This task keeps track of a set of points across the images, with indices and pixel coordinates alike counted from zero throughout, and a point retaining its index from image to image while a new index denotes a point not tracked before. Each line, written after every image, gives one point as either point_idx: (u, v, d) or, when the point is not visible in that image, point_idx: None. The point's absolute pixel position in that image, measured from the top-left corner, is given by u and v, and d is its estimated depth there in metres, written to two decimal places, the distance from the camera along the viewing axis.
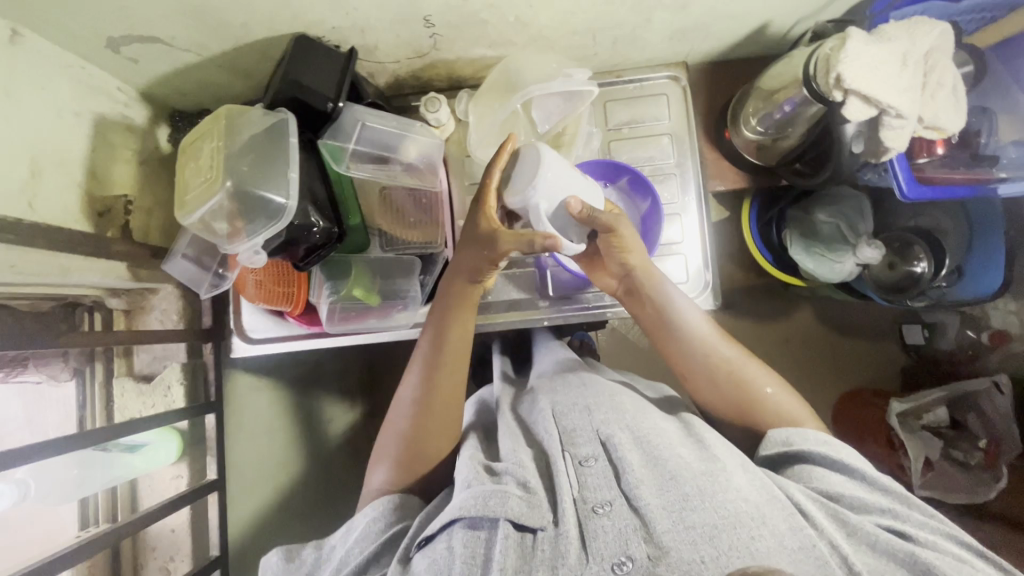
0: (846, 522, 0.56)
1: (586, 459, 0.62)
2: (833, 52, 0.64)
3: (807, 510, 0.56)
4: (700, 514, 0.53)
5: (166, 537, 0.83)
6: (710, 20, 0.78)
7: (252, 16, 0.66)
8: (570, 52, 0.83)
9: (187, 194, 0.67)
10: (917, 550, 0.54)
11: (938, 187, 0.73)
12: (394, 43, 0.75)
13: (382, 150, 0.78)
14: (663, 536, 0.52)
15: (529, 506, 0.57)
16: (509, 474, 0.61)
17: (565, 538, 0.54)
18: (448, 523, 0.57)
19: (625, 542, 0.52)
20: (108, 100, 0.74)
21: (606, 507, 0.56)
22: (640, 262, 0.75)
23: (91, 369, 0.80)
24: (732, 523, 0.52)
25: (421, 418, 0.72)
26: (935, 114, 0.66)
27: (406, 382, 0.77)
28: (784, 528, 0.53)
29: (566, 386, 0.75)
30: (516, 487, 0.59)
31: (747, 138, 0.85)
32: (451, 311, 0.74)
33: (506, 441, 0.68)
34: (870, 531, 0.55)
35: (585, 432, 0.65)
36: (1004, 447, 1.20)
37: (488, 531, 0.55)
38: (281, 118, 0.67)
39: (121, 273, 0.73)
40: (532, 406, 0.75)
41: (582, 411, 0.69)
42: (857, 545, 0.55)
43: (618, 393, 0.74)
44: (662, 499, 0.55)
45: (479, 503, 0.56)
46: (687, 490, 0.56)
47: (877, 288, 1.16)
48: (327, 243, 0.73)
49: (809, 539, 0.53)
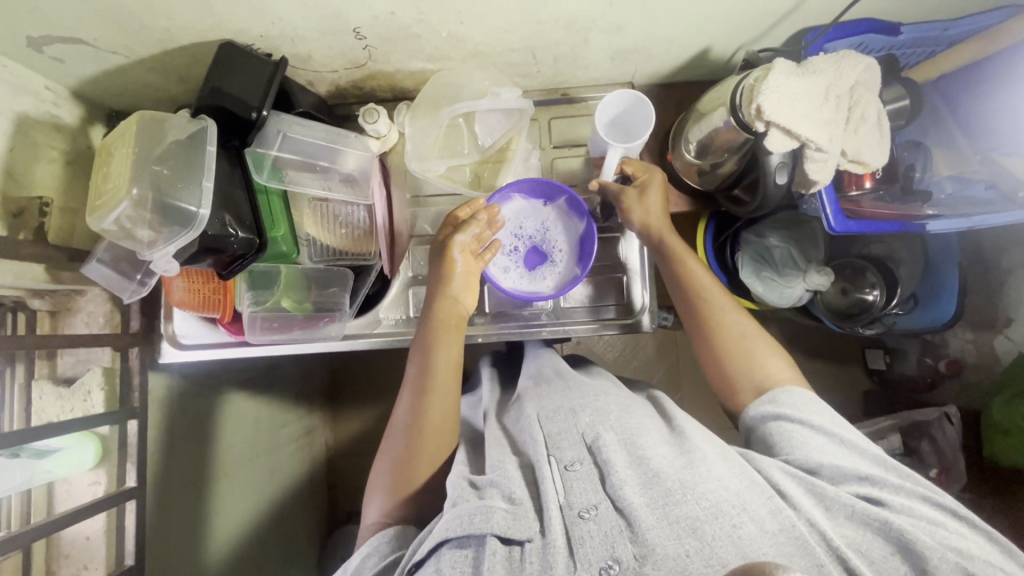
0: (824, 495, 0.57)
1: (572, 464, 0.61)
2: (756, 83, 0.63)
3: (783, 488, 0.57)
4: (686, 507, 0.54)
5: (80, 544, 0.80)
6: (650, 43, 0.78)
7: (173, 21, 0.65)
8: (512, 68, 0.83)
9: (98, 200, 0.65)
10: (889, 517, 0.54)
11: (866, 222, 0.73)
12: (327, 53, 0.75)
13: (310, 159, 0.78)
14: (648, 534, 0.52)
15: (515, 519, 0.56)
16: (495, 487, 0.60)
17: (552, 547, 0.53)
18: (435, 546, 0.56)
19: (612, 545, 0.53)
20: (32, 100, 0.73)
21: (591, 511, 0.56)
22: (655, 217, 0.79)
23: (11, 370, 0.77)
24: (714, 514, 0.53)
25: (411, 445, 0.71)
26: (857, 148, 0.67)
27: (397, 409, 0.75)
28: (764, 513, 0.54)
29: (550, 391, 0.75)
30: (501, 501, 0.58)
31: (687, 161, 0.85)
32: (434, 334, 0.76)
33: (493, 452, 0.67)
34: (846, 502, 0.56)
35: (570, 437, 0.65)
36: (952, 476, 1.19)
37: (475, 549, 0.55)
38: (202, 125, 0.67)
39: (37, 275, 0.71)
40: (517, 416, 0.73)
41: (566, 415, 0.68)
42: (835, 518, 0.56)
43: (605, 392, 0.74)
44: (645, 497, 0.56)
45: (465, 521, 0.55)
46: (670, 485, 0.56)
47: (828, 311, 1.15)
48: (247, 252, 0.71)
49: (789, 519, 0.53)
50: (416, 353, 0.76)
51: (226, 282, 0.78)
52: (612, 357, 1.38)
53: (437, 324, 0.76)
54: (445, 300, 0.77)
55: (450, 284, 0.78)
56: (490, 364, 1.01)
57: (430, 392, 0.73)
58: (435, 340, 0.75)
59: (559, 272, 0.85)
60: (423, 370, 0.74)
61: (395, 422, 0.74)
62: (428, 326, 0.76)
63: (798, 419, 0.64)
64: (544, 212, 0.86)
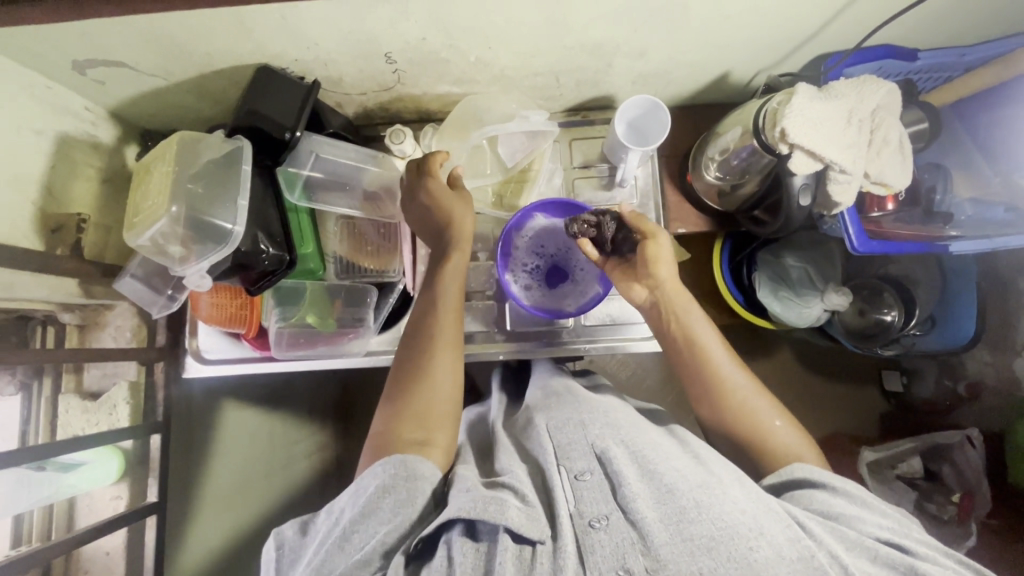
0: (846, 536, 0.56)
1: (582, 474, 0.62)
2: (780, 107, 0.65)
3: (803, 521, 0.56)
4: (700, 525, 0.52)
5: (99, 561, 0.80)
6: (671, 67, 0.80)
7: (215, 46, 0.67)
8: (536, 91, 0.85)
9: (135, 217, 0.67)
10: (915, 563, 0.53)
11: (888, 243, 0.73)
12: (357, 76, 0.77)
13: (339, 177, 0.81)
14: (661, 549, 0.51)
15: (529, 519, 0.56)
16: (510, 487, 0.62)
17: (563, 552, 0.54)
18: (446, 527, 0.57)
19: (623, 555, 0.52)
20: (73, 120, 0.75)
21: (603, 521, 0.55)
22: (670, 276, 0.76)
23: (38, 384, 0.78)
24: (729, 535, 0.51)
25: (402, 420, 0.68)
26: (881, 170, 0.67)
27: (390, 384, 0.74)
28: (782, 539, 0.52)
29: (559, 404, 0.75)
30: (515, 501, 0.58)
31: (708, 183, 0.86)
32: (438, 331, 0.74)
33: (502, 457, 0.70)
34: (869, 545, 0.55)
35: (579, 447, 0.65)
36: (977, 501, 1.18)
37: (488, 543, 0.55)
38: (237, 145, 0.69)
39: (71, 289, 0.73)
40: (529, 425, 0.74)
41: (575, 427, 0.69)
42: (856, 558, 0.55)
43: (611, 410, 0.74)
44: (658, 512, 0.55)
45: (479, 507, 0.56)
46: (684, 503, 0.55)
47: (847, 333, 1.14)
48: (277, 268, 0.72)
49: (809, 550, 0.51)
50: (417, 315, 0.76)
51: (253, 297, 0.79)
52: (626, 375, 1.37)
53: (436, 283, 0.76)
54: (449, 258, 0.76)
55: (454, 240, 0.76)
56: (502, 375, 1.00)
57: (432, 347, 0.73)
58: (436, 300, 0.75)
59: (580, 290, 0.87)
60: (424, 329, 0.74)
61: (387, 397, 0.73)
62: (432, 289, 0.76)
63: (819, 483, 0.63)
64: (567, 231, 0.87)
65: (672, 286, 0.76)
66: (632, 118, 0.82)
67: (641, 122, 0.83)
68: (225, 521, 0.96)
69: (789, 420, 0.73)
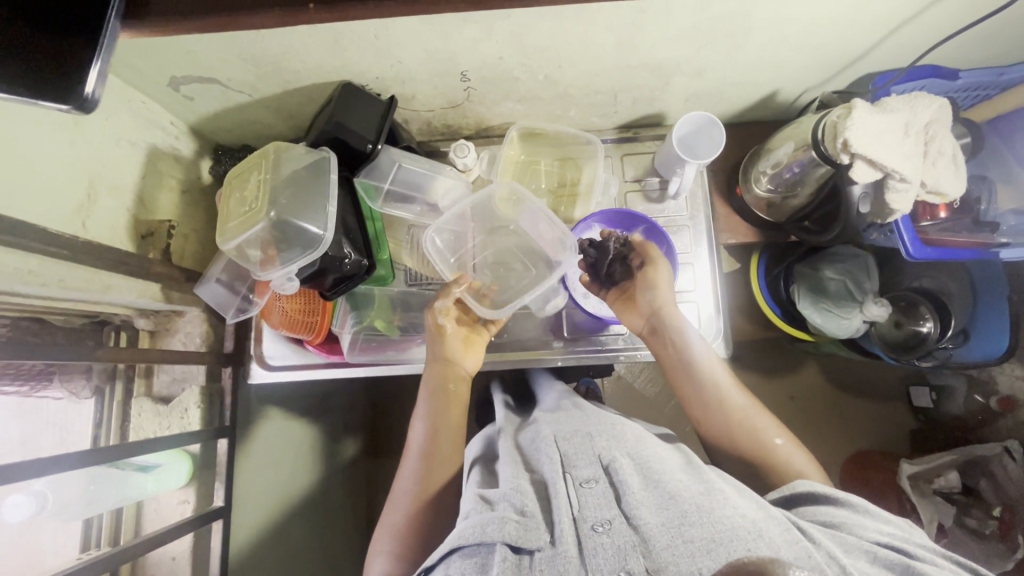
0: (844, 540, 0.53)
1: (587, 481, 0.58)
2: (839, 120, 0.69)
3: (802, 526, 0.53)
4: (699, 529, 0.49)
5: (166, 565, 0.81)
6: (724, 86, 0.84)
7: (306, 64, 0.72)
8: (593, 108, 0.89)
9: (228, 223, 0.71)
10: (911, 563, 0.50)
11: (943, 250, 0.78)
12: (430, 93, 0.81)
13: (414, 189, 0.85)
14: (661, 554, 0.48)
15: (526, 529, 0.52)
16: (506, 500, 0.57)
17: (563, 557, 0.50)
18: (446, 553, 0.53)
19: (623, 557, 0.49)
20: (161, 133, 0.79)
21: (604, 525, 0.52)
22: (668, 299, 0.78)
23: (110, 388, 0.81)
24: (728, 537, 0.48)
25: (416, 500, 0.69)
26: (936, 179, 0.73)
27: (402, 474, 0.74)
28: (780, 540, 0.49)
29: (567, 417, 0.73)
30: (512, 512, 0.54)
31: (758, 196, 0.90)
32: (439, 398, 0.77)
33: (506, 468, 0.64)
34: (868, 547, 0.52)
35: (585, 456, 0.62)
36: (1019, 515, 1.14)
37: (484, 556, 0.51)
38: (323, 156, 0.72)
39: (155, 293, 0.75)
40: (534, 435, 0.71)
41: (583, 438, 0.66)
42: (855, 560, 0.51)
43: (620, 424, 0.72)
44: (660, 517, 0.52)
45: (477, 530, 0.52)
46: (686, 508, 0.52)
47: (885, 345, 1.15)
48: (355, 274, 0.76)
49: (807, 550, 0.49)
50: (421, 419, 0.76)
51: (326, 303, 0.83)
52: (654, 391, 1.35)
53: (438, 389, 0.78)
54: (452, 366, 0.80)
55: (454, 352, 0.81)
56: (501, 389, 1.00)
57: (437, 457, 0.72)
58: (440, 404, 0.76)
59: None
60: (429, 436, 0.74)
61: (399, 486, 0.72)
62: (434, 391, 0.78)
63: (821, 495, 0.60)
64: None
65: (671, 307, 0.78)
66: (682, 133, 0.84)
67: (689, 135, 0.84)
68: (276, 531, 0.95)
69: (790, 438, 0.72)
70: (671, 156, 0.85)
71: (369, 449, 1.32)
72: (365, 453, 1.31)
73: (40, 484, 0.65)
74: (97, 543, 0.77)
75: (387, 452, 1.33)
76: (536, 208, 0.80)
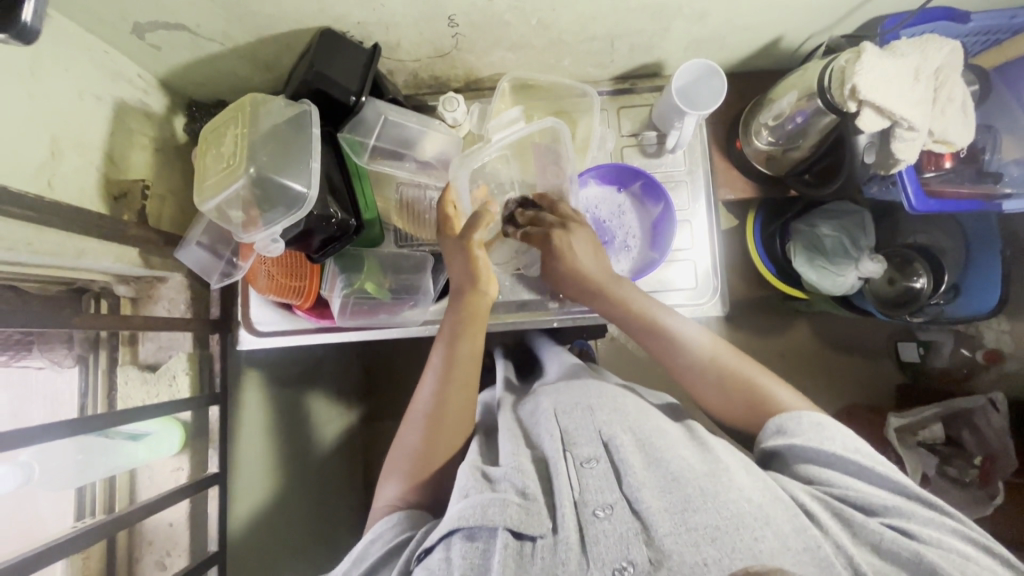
0: (849, 521, 0.53)
1: (588, 460, 0.58)
2: (848, 64, 0.66)
3: (811, 509, 0.53)
4: (705, 515, 0.50)
5: (163, 530, 0.81)
6: (725, 32, 0.80)
7: (281, 8, 0.67)
8: (589, 57, 0.85)
9: (205, 181, 0.67)
10: (920, 549, 0.49)
11: (947, 202, 0.78)
12: (416, 40, 0.76)
13: (400, 145, 0.80)
14: (664, 540, 0.49)
15: (529, 514, 0.53)
16: (507, 480, 0.57)
17: (564, 545, 0.50)
18: (446, 534, 0.53)
19: (626, 547, 0.49)
20: (128, 87, 0.74)
21: (606, 510, 0.52)
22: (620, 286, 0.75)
23: (95, 356, 0.79)
24: (734, 526, 0.49)
25: (432, 428, 0.69)
26: (945, 128, 0.71)
27: (419, 393, 0.73)
28: (788, 530, 0.50)
29: (568, 388, 0.72)
30: (514, 494, 0.55)
31: (759, 148, 0.88)
32: (462, 325, 0.73)
33: (505, 445, 0.64)
34: (874, 529, 0.51)
35: (586, 433, 0.62)
36: (1000, 463, 1.17)
37: (486, 542, 0.51)
38: (303, 109, 0.68)
39: (133, 258, 0.72)
40: (533, 409, 0.70)
41: (583, 411, 0.65)
42: (859, 545, 0.51)
43: (620, 394, 0.71)
44: (664, 501, 0.52)
45: (477, 511, 0.52)
46: (690, 492, 0.53)
47: (877, 302, 1.13)
48: (343, 234, 0.73)
49: (814, 540, 0.49)
50: (441, 341, 0.74)
51: (314, 265, 0.80)
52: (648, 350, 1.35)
53: (463, 317, 0.73)
54: (475, 294, 0.74)
55: (478, 278, 0.74)
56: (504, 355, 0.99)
57: (455, 381, 0.71)
58: (462, 330, 0.73)
59: (633, 257, 0.87)
60: (447, 360, 0.72)
61: (415, 404, 0.73)
62: (455, 316, 0.74)
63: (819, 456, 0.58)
64: (620, 198, 0.89)
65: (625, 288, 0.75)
66: (678, 81, 0.79)
67: (684, 82, 0.79)
68: (272, 496, 0.95)
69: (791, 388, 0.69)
70: (669, 107, 0.80)
71: (367, 412, 1.32)
72: (363, 416, 1.31)
73: (26, 454, 0.64)
74: (92, 511, 0.76)
75: (384, 415, 1.33)
76: (558, 155, 0.77)
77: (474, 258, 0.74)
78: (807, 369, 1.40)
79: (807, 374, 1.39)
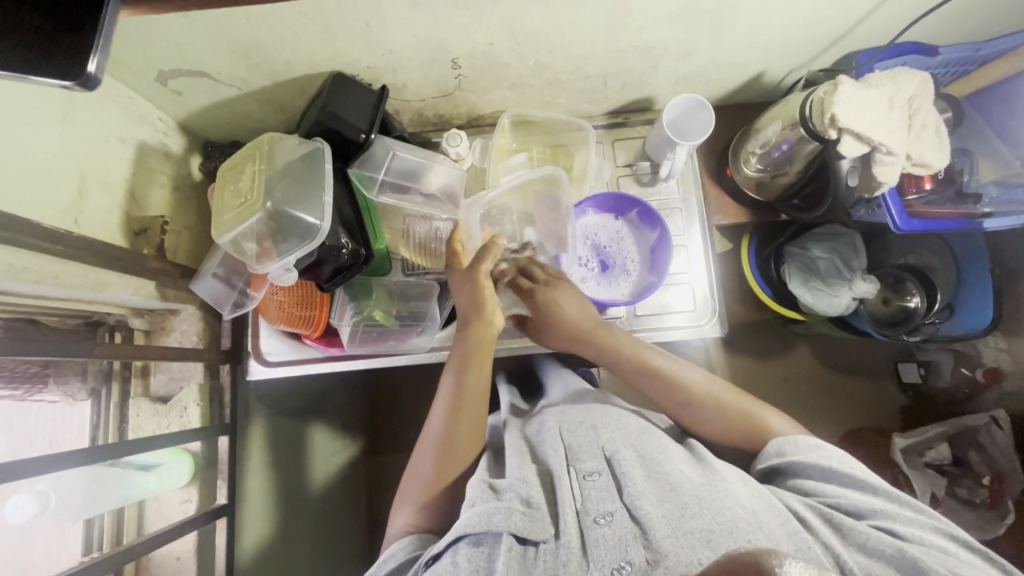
0: (840, 525, 0.53)
1: (590, 474, 0.60)
2: (827, 96, 0.71)
3: (801, 515, 0.55)
4: (700, 520, 0.51)
5: (169, 565, 0.80)
6: (711, 68, 0.85)
7: (296, 54, 0.72)
8: (584, 93, 0.90)
9: (222, 217, 0.71)
10: (903, 544, 0.50)
11: (929, 222, 0.81)
12: (421, 81, 0.81)
13: (407, 178, 0.85)
14: (661, 542, 0.50)
15: (532, 521, 0.54)
16: (513, 490, 0.58)
17: (566, 548, 0.52)
18: (453, 540, 0.54)
19: (625, 548, 0.50)
20: (150, 129, 0.79)
21: (607, 518, 0.54)
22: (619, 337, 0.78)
23: (107, 389, 0.80)
24: (728, 529, 0.50)
25: (443, 456, 0.70)
26: (921, 152, 0.76)
27: (428, 424, 0.74)
28: (781, 532, 0.51)
29: (573, 409, 0.74)
30: (519, 503, 0.56)
31: (748, 175, 0.92)
32: (469, 356, 0.74)
33: (512, 459, 0.65)
34: (862, 529, 0.52)
35: (589, 449, 0.63)
36: (1008, 483, 1.17)
37: (491, 546, 0.52)
38: (316, 146, 0.72)
39: (151, 291, 0.74)
40: (539, 426, 0.72)
41: (587, 430, 0.67)
42: (848, 545, 0.52)
43: (625, 414, 0.72)
44: (662, 508, 0.53)
45: (483, 518, 0.53)
46: (687, 499, 0.54)
47: (873, 321, 1.15)
48: (353, 264, 0.76)
49: (805, 542, 0.50)
50: (449, 370, 0.75)
51: (323, 294, 0.82)
52: None
53: (470, 348, 0.75)
54: (481, 324, 0.75)
55: (484, 307, 0.75)
56: (507, 380, 1.00)
57: (465, 409, 0.72)
58: (469, 360, 0.74)
59: (633, 281, 0.90)
60: (456, 388, 0.74)
61: (424, 437, 0.74)
62: (463, 345, 0.75)
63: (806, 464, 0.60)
64: (619, 225, 0.92)
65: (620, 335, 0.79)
66: (670, 112, 0.84)
67: (673, 116, 0.85)
68: (277, 529, 0.94)
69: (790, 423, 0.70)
70: (660, 136, 0.85)
71: (370, 445, 1.32)
72: (366, 450, 1.30)
73: (42, 483, 0.65)
74: (99, 545, 0.76)
75: (389, 447, 1.32)
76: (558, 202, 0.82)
77: (482, 287, 0.75)
78: (810, 391, 1.40)
79: (810, 397, 1.40)
